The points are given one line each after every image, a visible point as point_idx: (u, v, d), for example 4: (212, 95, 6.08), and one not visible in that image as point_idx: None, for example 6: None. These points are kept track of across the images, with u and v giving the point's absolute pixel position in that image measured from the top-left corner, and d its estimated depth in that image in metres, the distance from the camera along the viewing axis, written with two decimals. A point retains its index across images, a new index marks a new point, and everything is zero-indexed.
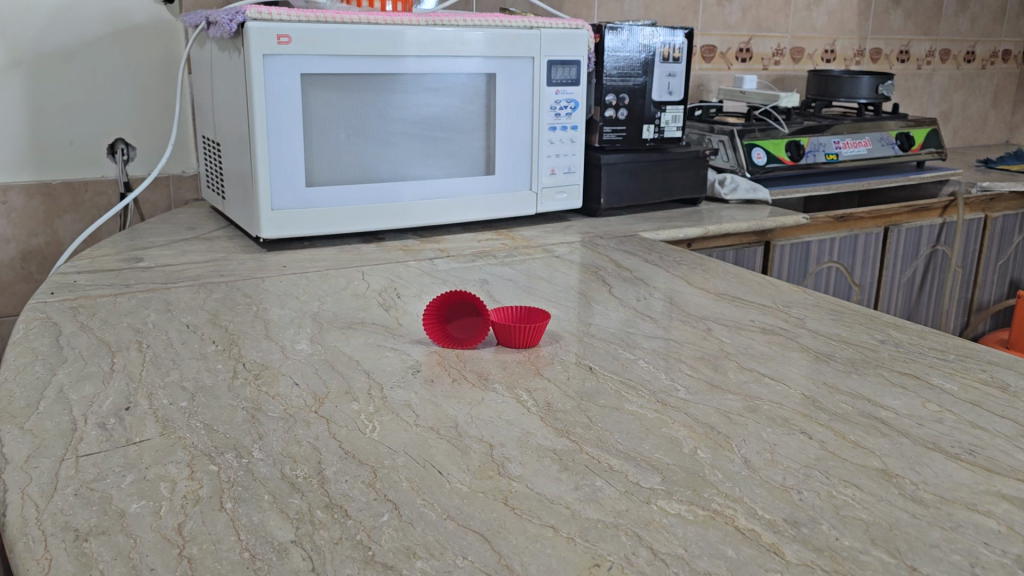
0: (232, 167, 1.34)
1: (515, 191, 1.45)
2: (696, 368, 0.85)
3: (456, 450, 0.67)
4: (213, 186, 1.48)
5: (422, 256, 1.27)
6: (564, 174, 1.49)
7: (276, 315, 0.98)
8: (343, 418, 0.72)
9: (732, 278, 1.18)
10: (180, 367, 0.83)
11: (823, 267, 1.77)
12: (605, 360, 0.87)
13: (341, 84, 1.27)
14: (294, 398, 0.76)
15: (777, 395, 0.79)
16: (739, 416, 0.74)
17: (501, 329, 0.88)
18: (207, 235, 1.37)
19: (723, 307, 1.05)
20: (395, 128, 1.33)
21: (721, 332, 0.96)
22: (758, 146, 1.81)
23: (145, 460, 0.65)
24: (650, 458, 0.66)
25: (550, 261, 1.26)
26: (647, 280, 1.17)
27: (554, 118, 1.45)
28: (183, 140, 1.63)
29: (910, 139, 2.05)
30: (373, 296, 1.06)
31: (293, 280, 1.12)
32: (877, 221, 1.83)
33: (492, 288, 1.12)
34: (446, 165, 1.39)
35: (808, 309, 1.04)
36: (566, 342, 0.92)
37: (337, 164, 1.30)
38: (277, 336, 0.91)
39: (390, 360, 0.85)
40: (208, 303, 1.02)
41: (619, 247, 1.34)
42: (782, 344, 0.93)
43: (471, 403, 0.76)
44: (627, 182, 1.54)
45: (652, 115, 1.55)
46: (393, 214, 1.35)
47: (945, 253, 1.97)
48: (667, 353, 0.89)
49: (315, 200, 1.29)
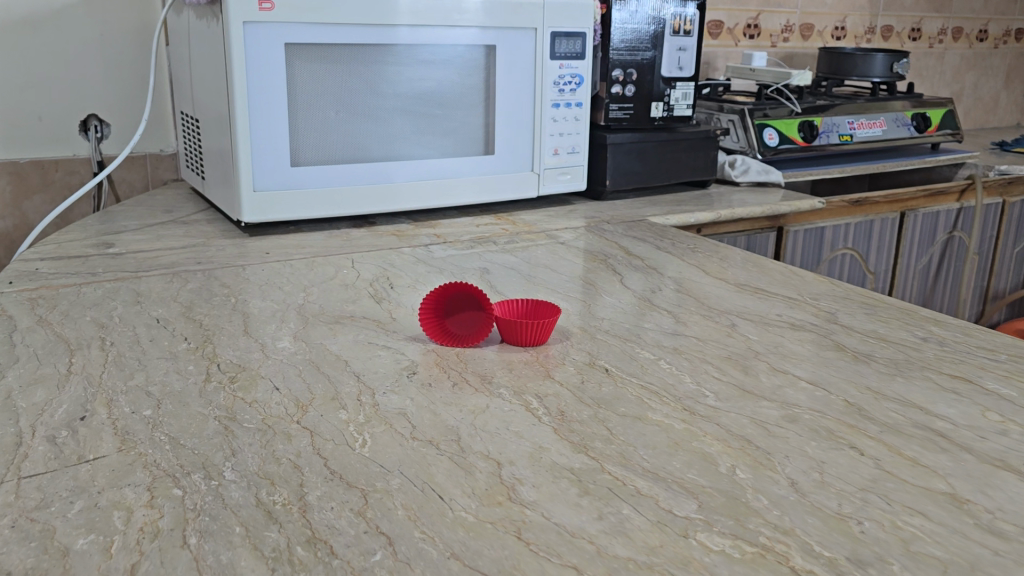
0: (212, 146, 1.24)
1: (515, 173, 1.36)
2: (723, 369, 0.76)
3: (458, 469, 0.58)
4: (192, 165, 1.38)
5: (417, 242, 1.17)
6: (568, 154, 1.39)
7: (256, 308, 0.89)
8: (329, 430, 0.63)
9: (749, 267, 1.09)
10: (146, 369, 0.73)
11: (837, 254, 1.69)
12: (622, 361, 0.78)
13: (329, 56, 1.17)
14: (274, 406, 0.67)
15: (817, 402, 0.70)
16: (778, 428, 0.66)
17: (506, 326, 0.79)
18: (184, 219, 1.28)
19: (744, 300, 0.96)
20: (388, 104, 1.24)
21: (747, 329, 0.87)
22: (770, 126, 1.72)
23: (98, 483, 0.55)
24: (681, 480, 0.58)
25: (554, 247, 1.17)
26: (659, 268, 1.08)
27: (557, 94, 1.35)
28: (161, 117, 1.53)
29: (926, 120, 1.96)
30: (364, 287, 0.97)
31: (276, 268, 1.03)
32: (893, 206, 1.75)
33: (493, 278, 1.03)
34: (442, 144, 1.29)
35: (838, 303, 0.96)
36: (576, 339, 0.83)
37: (325, 142, 1.21)
38: (257, 333, 0.82)
39: (382, 361, 0.76)
40: (182, 294, 0.93)
41: (627, 233, 1.25)
42: (814, 342, 0.84)
43: (474, 411, 0.67)
44: (634, 163, 1.45)
45: (661, 92, 1.46)
46: (385, 197, 1.25)
47: (962, 239, 1.89)
48: (689, 352, 0.80)
49: (300, 180, 1.19)
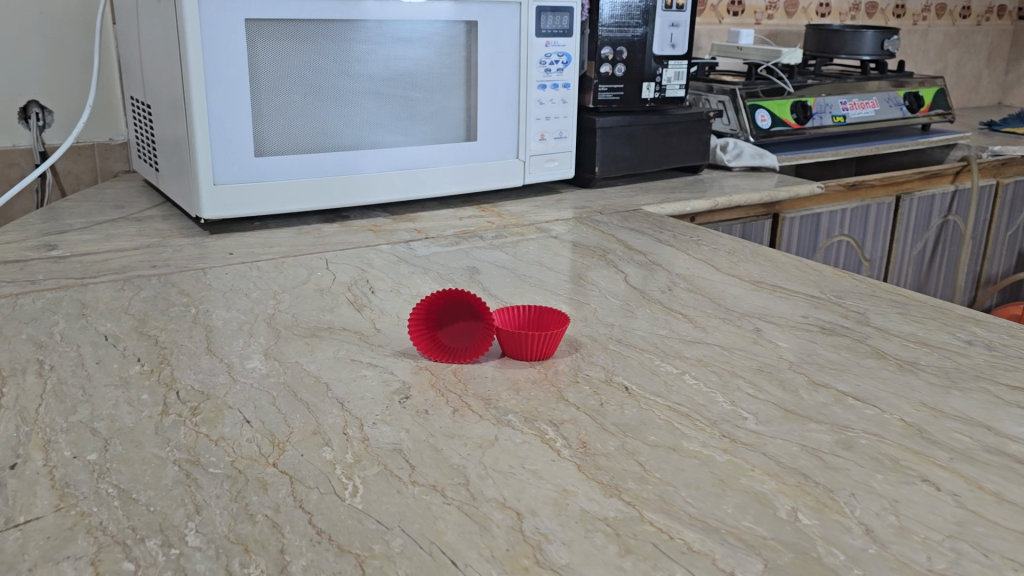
0: (166, 134, 1.12)
1: (500, 160, 1.26)
2: (758, 385, 0.67)
3: (470, 523, 0.48)
4: (144, 155, 1.26)
5: (396, 238, 1.07)
6: (555, 139, 1.29)
7: (220, 320, 0.78)
8: (312, 474, 0.53)
9: (761, 260, 1.01)
10: (91, 400, 0.62)
11: (833, 241, 1.61)
12: (642, 376, 0.68)
13: (295, 34, 1.06)
14: (245, 444, 0.56)
15: (870, 423, 0.62)
16: (835, 458, 0.57)
17: (510, 337, 0.70)
18: (137, 215, 1.16)
19: (763, 299, 0.87)
20: (360, 86, 1.13)
21: (774, 334, 0.78)
22: (762, 108, 1.63)
23: (28, 557, 0.45)
24: (737, 530, 0.49)
25: (546, 242, 1.08)
26: (665, 263, 0.99)
27: (544, 74, 1.25)
28: (111, 102, 1.40)
29: (919, 99, 1.89)
30: (341, 292, 0.86)
31: (242, 271, 0.92)
32: (888, 189, 1.68)
33: (484, 278, 0.93)
34: (420, 130, 1.19)
35: (864, 302, 0.87)
36: (587, 351, 0.73)
37: (293, 130, 1.09)
38: (222, 351, 0.72)
39: (369, 384, 0.66)
40: (133, 305, 0.81)
41: (623, 224, 1.16)
42: (850, 349, 0.75)
43: (481, 445, 0.57)
44: (625, 148, 1.36)
45: (652, 72, 1.36)
46: (359, 189, 1.15)
47: (956, 223, 1.82)
48: (716, 363, 0.71)
49: (266, 172, 1.08)
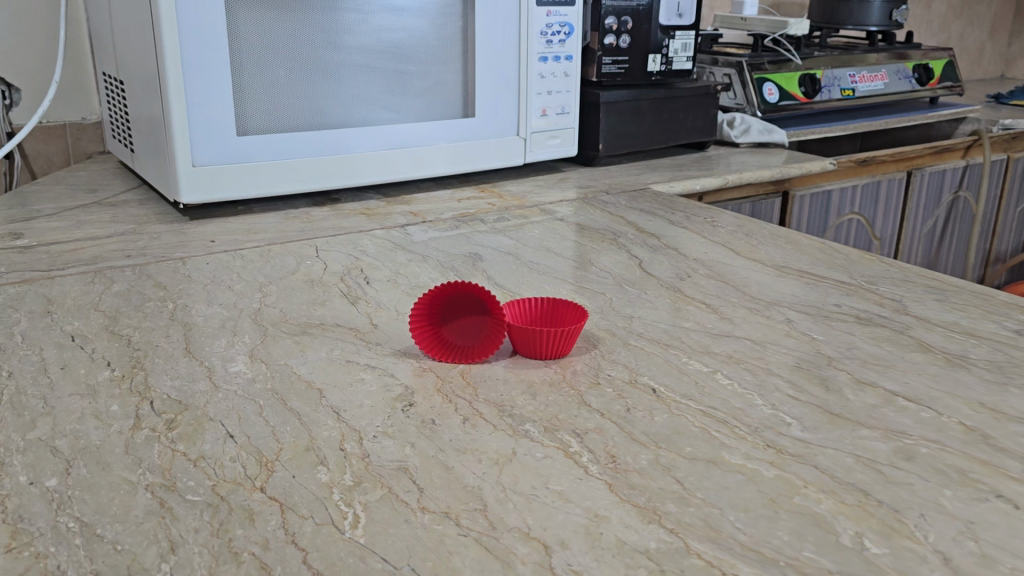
0: (141, 112, 1.04)
1: (498, 138, 1.18)
2: (798, 385, 0.61)
3: (490, 560, 0.42)
4: (118, 135, 1.18)
5: (391, 222, 1.00)
6: (557, 115, 1.22)
7: (200, 317, 0.71)
8: (306, 500, 0.46)
9: (782, 243, 0.94)
10: (54, 413, 0.55)
11: (844, 219, 1.55)
12: (669, 376, 0.62)
13: (278, 2, 0.98)
14: (229, 465, 0.50)
15: (927, 427, 0.56)
16: (896, 471, 0.51)
17: (522, 334, 0.63)
18: (111, 199, 1.08)
19: (790, 286, 0.81)
20: (349, 59, 1.05)
21: (807, 326, 0.72)
22: (769, 81, 1.56)
23: None
24: (797, 563, 0.42)
25: (551, 224, 1.01)
26: (680, 247, 0.92)
27: (545, 46, 1.17)
28: (82, 79, 1.31)
29: (928, 71, 1.83)
30: (333, 283, 0.79)
31: (225, 261, 0.85)
32: (899, 165, 1.61)
33: (487, 265, 0.86)
34: (414, 106, 1.11)
35: (899, 288, 0.81)
36: (606, 347, 0.67)
37: (278, 107, 1.01)
38: (202, 352, 0.64)
39: (367, 389, 0.59)
40: (104, 301, 0.74)
41: (632, 205, 1.09)
42: (892, 341, 0.69)
43: (496, 462, 0.51)
44: (630, 124, 1.28)
45: (659, 43, 1.29)
46: (349, 170, 1.07)
47: (967, 200, 1.76)
48: (748, 360, 0.65)
49: (250, 152, 1.00)
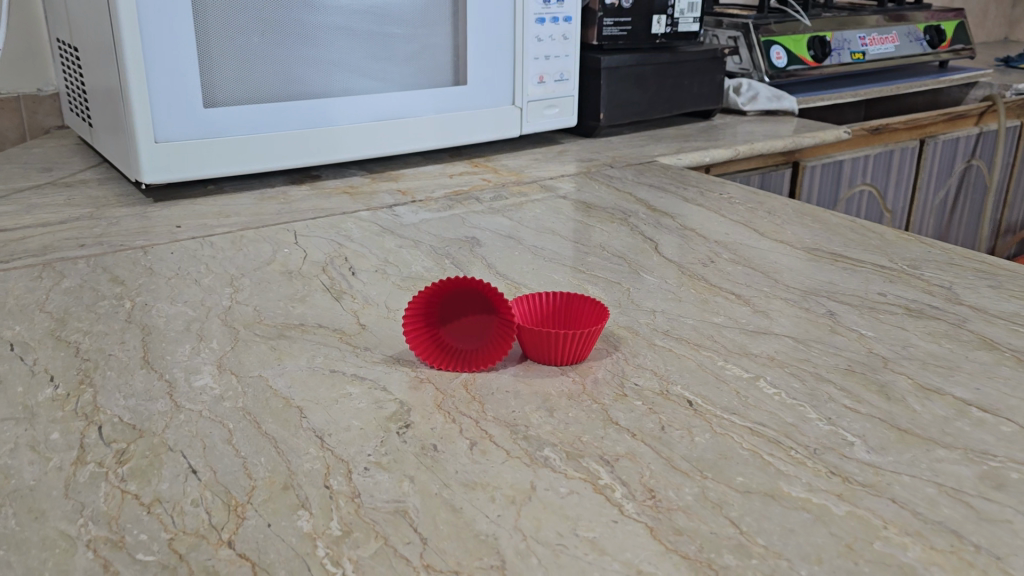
0: (97, 82, 0.94)
1: (492, 107, 1.09)
2: (855, 394, 0.53)
3: None
4: (75, 107, 1.07)
5: (377, 202, 0.90)
6: (555, 82, 1.13)
7: (161, 317, 0.62)
8: (284, 560, 0.38)
9: (808, 221, 0.85)
10: None
11: (855, 191, 1.46)
12: (705, 384, 0.54)
13: None
14: (191, 512, 0.41)
15: (1013, 446, 0.48)
16: (987, 504, 0.43)
17: (535, 336, 0.54)
18: (67, 179, 0.98)
19: (826, 272, 0.72)
20: (328, 21, 0.95)
21: (852, 319, 0.64)
22: (777, 45, 1.47)
23: None
24: None
25: (553, 203, 0.92)
26: (698, 227, 0.84)
27: (542, 6, 1.08)
28: (35, 47, 1.19)
29: (940, 33, 1.74)
30: (313, 275, 0.70)
31: (192, 249, 0.75)
32: (912, 133, 1.53)
33: (486, 250, 0.77)
34: (400, 73, 1.01)
35: (945, 273, 0.73)
36: (629, 349, 0.58)
37: (250, 75, 0.91)
38: (161, 362, 0.55)
39: (355, 407, 0.50)
40: (52, 300, 0.65)
41: (640, 180, 1.00)
42: (951, 337, 0.61)
43: (513, 501, 0.42)
44: (633, 91, 1.19)
45: (664, 3, 1.19)
46: (329, 144, 0.97)
47: (980, 168, 1.68)
48: (793, 363, 0.57)
49: (219, 126, 0.90)
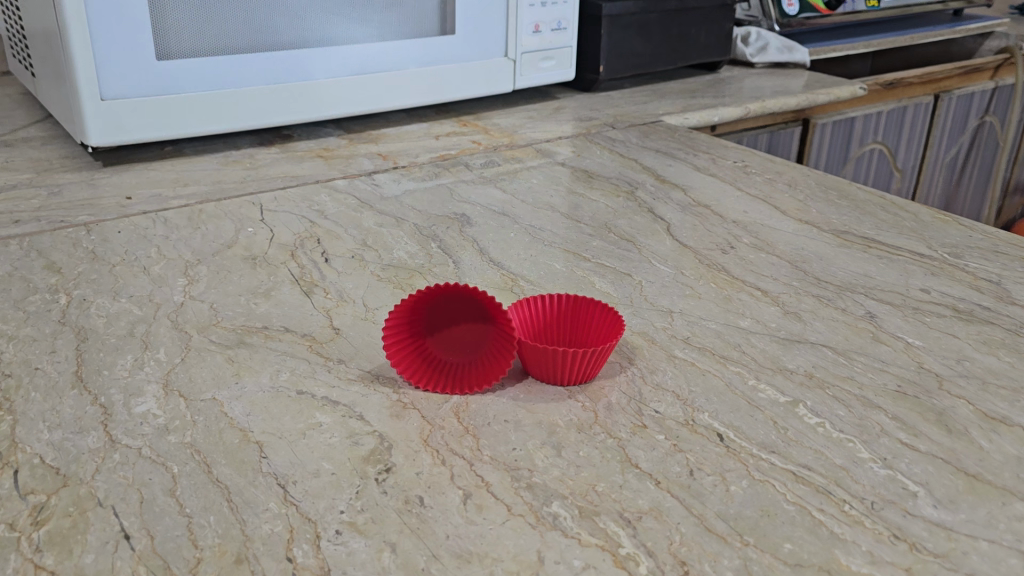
0: (36, 27, 0.83)
1: (483, 59, 0.99)
2: (912, 426, 0.45)
3: None
4: (17, 54, 0.96)
5: (354, 169, 0.81)
6: (552, 31, 1.02)
7: (100, 317, 0.53)
8: None
9: (834, 197, 0.77)
10: None
11: (866, 150, 1.38)
12: (736, 411, 0.46)
13: None
14: None
15: None
16: None
17: (538, 353, 0.46)
18: (7, 137, 0.87)
19: (860, 262, 0.64)
20: None
21: (895, 323, 0.56)
22: None
23: None
24: None
25: (551, 170, 0.83)
26: (712, 203, 0.75)
27: None
28: None
29: None
30: (280, 262, 0.61)
31: (142, 227, 0.66)
32: (927, 87, 1.44)
33: (477, 230, 0.68)
34: (380, 19, 0.91)
35: (992, 263, 0.65)
36: (645, 362, 0.50)
37: (210, 21, 0.81)
38: (96, 380, 0.47)
39: (327, 441, 0.42)
40: None
41: (645, 144, 0.91)
42: (1009, 348, 0.53)
43: None
44: (636, 42, 1.09)
45: None
46: (301, 100, 0.87)
47: (993, 125, 1.60)
48: (834, 382, 0.49)
49: (176, 80, 0.80)
